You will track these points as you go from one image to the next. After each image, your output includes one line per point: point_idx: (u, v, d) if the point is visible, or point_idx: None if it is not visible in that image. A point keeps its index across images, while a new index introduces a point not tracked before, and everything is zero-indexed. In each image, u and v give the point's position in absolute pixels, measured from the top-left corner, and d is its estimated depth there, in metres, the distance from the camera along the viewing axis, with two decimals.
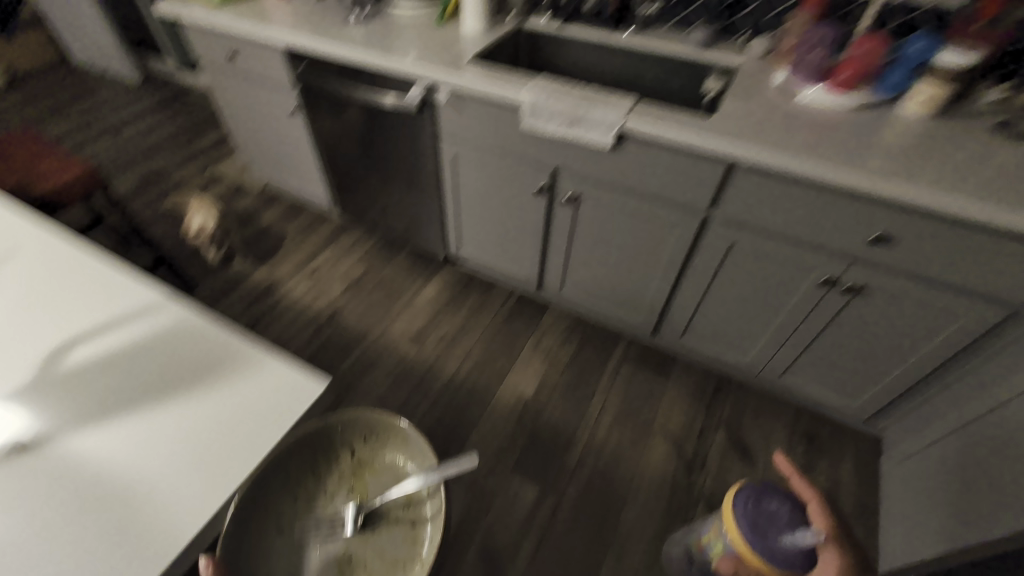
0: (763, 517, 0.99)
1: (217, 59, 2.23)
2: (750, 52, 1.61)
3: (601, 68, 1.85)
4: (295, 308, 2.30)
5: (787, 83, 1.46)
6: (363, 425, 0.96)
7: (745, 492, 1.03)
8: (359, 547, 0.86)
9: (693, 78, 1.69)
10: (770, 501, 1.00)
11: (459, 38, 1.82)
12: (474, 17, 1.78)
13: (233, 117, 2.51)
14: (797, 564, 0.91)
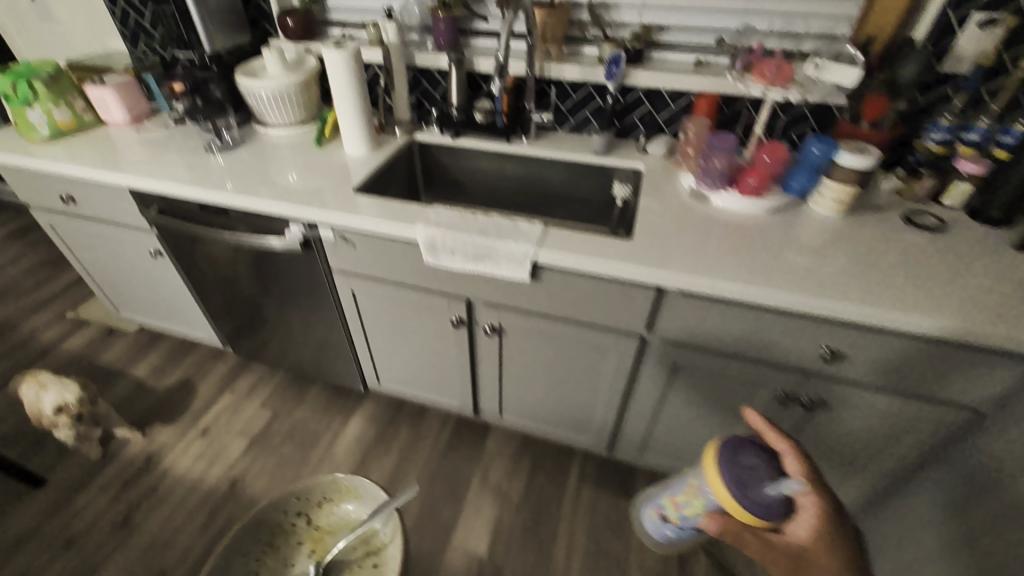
0: (747, 461, 0.82)
1: (45, 203, 1.84)
2: (653, 152, 1.59)
3: (505, 175, 1.77)
4: (180, 489, 1.86)
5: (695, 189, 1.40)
6: (324, 488, 1.57)
7: (725, 442, 0.86)
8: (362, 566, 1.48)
9: (602, 182, 1.66)
10: (747, 453, 0.83)
11: (344, 161, 1.63)
12: (359, 139, 1.62)
13: (82, 262, 2.08)
14: (775, 515, 0.77)
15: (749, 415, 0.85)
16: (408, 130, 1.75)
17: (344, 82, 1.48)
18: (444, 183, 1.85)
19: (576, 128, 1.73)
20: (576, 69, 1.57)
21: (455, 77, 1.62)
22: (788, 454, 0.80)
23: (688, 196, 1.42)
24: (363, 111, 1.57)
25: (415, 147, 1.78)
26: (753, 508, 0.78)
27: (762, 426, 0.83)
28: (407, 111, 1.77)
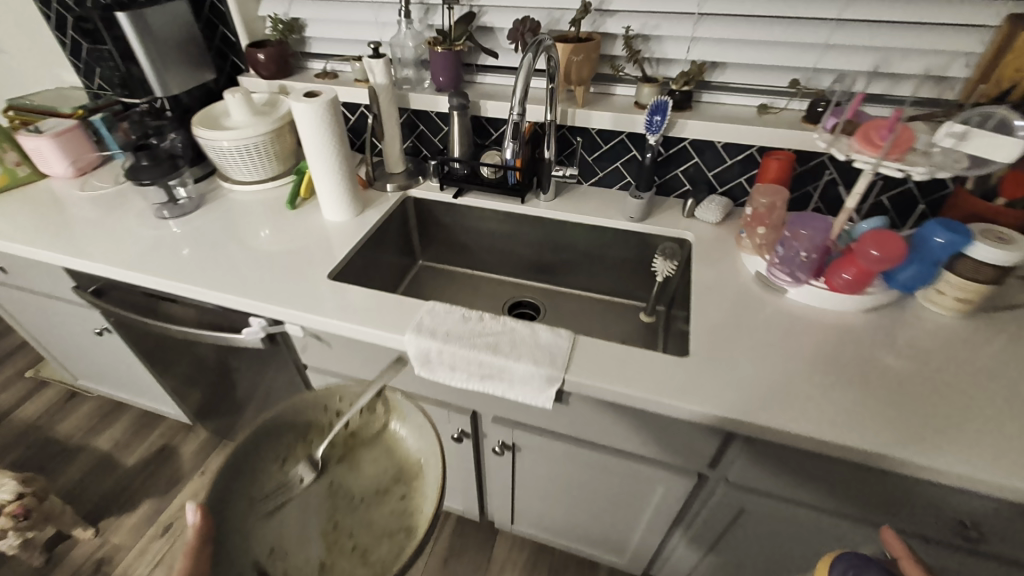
0: (868, 573, 0.56)
1: None
2: (702, 218, 1.29)
3: (518, 239, 1.47)
4: None
5: (766, 277, 1.09)
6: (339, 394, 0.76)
7: (843, 552, 0.58)
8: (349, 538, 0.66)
9: (638, 250, 1.36)
10: (873, 572, 0.55)
11: (322, 228, 1.33)
12: (339, 202, 1.32)
13: (29, 328, 1.80)
14: None
15: (887, 536, 0.67)
16: (401, 185, 1.45)
17: (320, 137, 1.19)
18: (445, 243, 1.56)
19: (603, 182, 1.43)
20: (607, 116, 1.27)
21: (457, 125, 1.32)
22: (903, 561, 0.64)
23: (753, 281, 1.12)
24: (344, 169, 1.27)
25: (410, 203, 1.48)
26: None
27: (902, 553, 0.64)
28: (400, 161, 1.47)
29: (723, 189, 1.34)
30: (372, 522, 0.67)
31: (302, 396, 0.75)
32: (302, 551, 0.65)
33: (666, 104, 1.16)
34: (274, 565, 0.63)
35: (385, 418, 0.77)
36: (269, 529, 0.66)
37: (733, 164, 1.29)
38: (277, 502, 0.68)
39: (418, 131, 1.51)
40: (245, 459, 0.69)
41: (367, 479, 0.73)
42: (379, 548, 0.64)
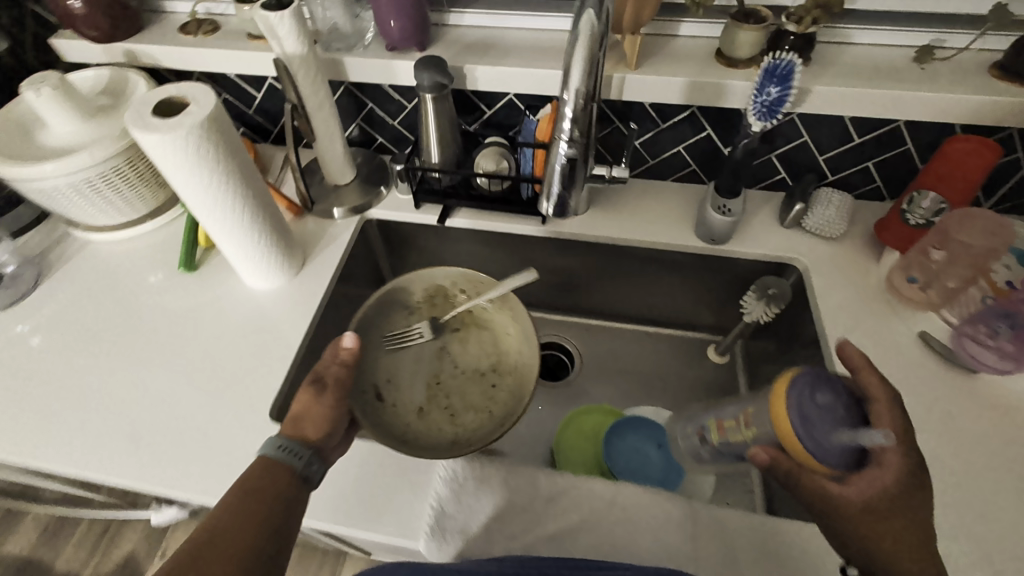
0: (818, 401, 0.52)
1: None
2: (814, 228, 0.88)
3: (536, 265, 1.04)
4: None
5: (957, 354, 0.72)
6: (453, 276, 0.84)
7: (803, 368, 0.55)
8: (445, 381, 0.85)
9: (714, 275, 0.95)
10: (827, 390, 0.53)
11: (244, 307, 0.84)
12: (263, 267, 0.81)
13: None
14: (836, 462, 0.52)
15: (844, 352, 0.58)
16: (356, 205, 0.95)
17: (204, 188, 0.65)
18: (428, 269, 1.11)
19: (655, 172, 0.97)
20: (678, 84, 0.78)
21: (432, 112, 0.80)
22: (879, 402, 0.55)
23: (916, 348, 0.76)
24: (263, 222, 0.75)
25: (373, 228, 0.99)
26: (815, 450, 0.52)
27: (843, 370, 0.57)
28: (348, 167, 0.95)
29: (834, 176, 0.92)
30: (467, 393, 0.83)
31: (407, 276, 0.84)
32: (407, 394, 0.83)
33: (792, 71, 0.69)
34: (388, 386, 0.82)
35: (494, 309, 0.86)
36: (394, 364, 0.84)
37: (860, 143, 0.86)
38: (399, 343, 0.85)
39: (366, 110, 0.98)
40: (373, 319, 0.83)
41: (472, 361, 0.86)
42: (469, 418, 0.81)
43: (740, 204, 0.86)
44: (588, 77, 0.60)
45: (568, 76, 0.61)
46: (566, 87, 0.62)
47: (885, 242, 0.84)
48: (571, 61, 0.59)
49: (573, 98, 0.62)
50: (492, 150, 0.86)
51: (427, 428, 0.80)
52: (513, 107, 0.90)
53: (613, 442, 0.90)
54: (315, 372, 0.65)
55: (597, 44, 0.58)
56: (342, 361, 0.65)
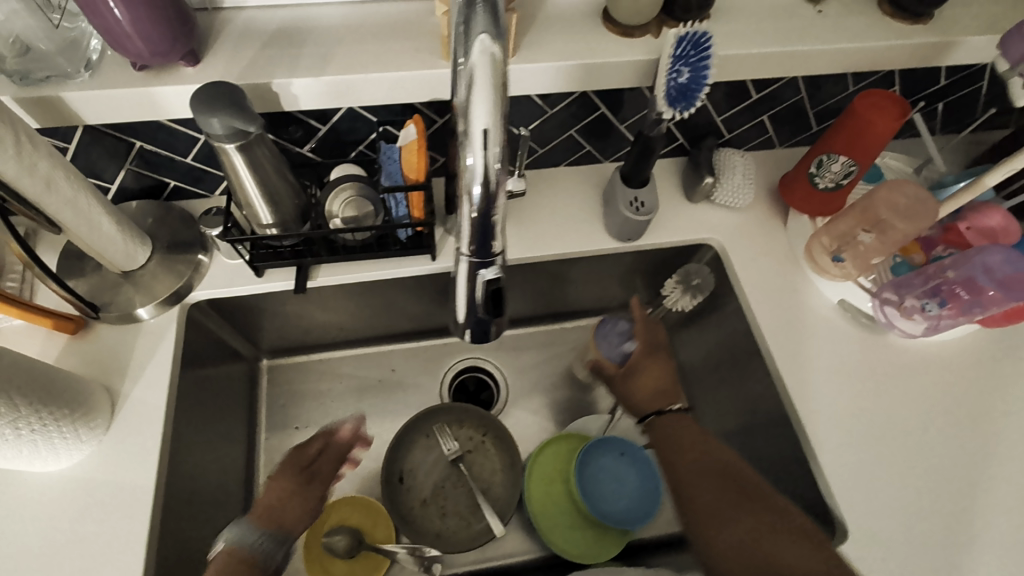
0: (619, 326, 0.82)
1: None
2: (724, 200, 0.80)
3: (431, 295, 0.86)
4: None
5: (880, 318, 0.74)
6: (484, 416, 0.88)
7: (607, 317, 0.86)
8: (441, 495, 0.85)
9: (631, 265, 0.87)
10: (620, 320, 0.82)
11: (41, 507, 0.58)
12: (60, 451, 0.56)
13: None
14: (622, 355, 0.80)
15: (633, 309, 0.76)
16: (171, 293, 0.68)
17: None
18: (297, 326, 0.87)
19: (548, 161, 0.81)
20: (570, 68, 0.61)
21: (238, 157, 0.55)
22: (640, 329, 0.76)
23: (837, 315, 0.76)
24: (23, 410, 0.49)
25: (202, 309, 0.74)
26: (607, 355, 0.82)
27: (639, 315, 0.76)
28: (134, 246, 0.65)
29: (731, 135, 0.82)
30: (458, 509, 0.84)
31: (449, 404, 0.88)
32: (419, 487, 0.85)
33: (707, 44, 0.57)
34: (401, 479, 0.85)
35: (501, 449, 0.87)
36: (416, 454, 0.87)
37: (758, 99, 0.77)
38: (424, 440, 0.87)
39: (133, 149, 0.66)
40: (411, 424, 0.86)
41: (479, 474, 0.86)
42: (455, 522, 0.84)
43: (652, 195, 0.75)
44: (500, 112, 0.34)
45: (466, 114, 0.35)
46: (466, 132, 0.35)
47: (790, 206, 0.80)
48: (466, 92, 0.34)
49: (484, 147, 0.35)
50: (347, 191, 0.65)
51: (421, 516, 0.83)
52: (356, 118, 0.65)
53: (583, 473, 0.83)
54: (298, 463, 0.69)
55: (504, 70, 0.33)
56: (319, 447, 0.71)
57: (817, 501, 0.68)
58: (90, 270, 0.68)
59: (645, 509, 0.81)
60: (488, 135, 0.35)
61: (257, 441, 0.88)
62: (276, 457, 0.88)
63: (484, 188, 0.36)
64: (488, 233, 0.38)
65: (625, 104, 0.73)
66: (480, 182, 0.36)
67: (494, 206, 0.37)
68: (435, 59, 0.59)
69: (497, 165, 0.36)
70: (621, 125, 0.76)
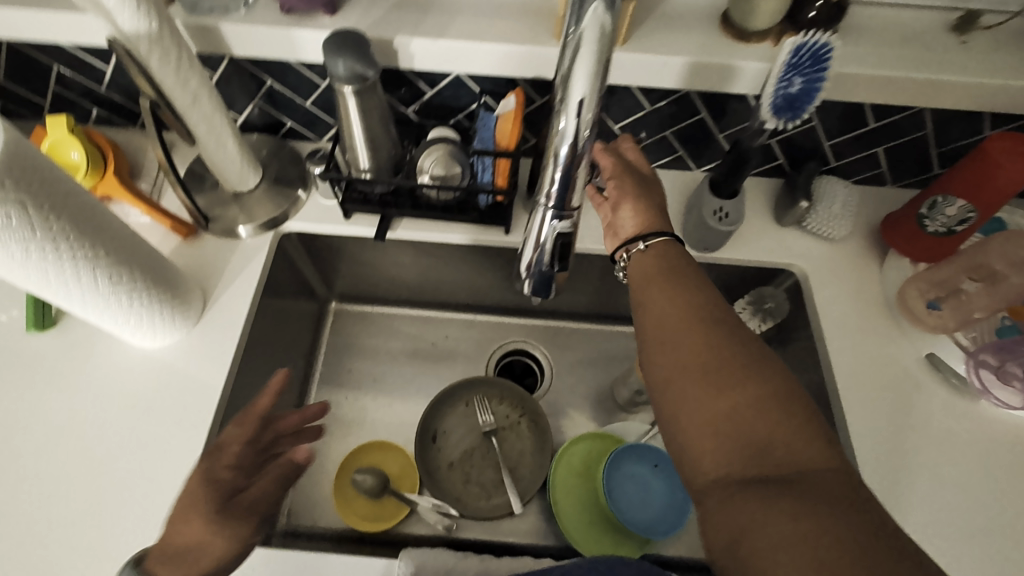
0: None
1: None
2: (815, 227, 0.76)
3: (495, 270, 0.89)
4: None
5: (974, 383, 0.67)
6: (524, 397, 0.89)
7: None
8: (467, 463, 0.87)
9: None
10: None
11: (131, 377, 0.66)
12: (156, 330, 0.64)
13: None
14: None
15: (654, 245, 0.55)
16: (270, 218, 0.75)
17: (22, 264, 0.47)
18: (369, 275, 0.93)
19: None
20: (677, 64, 0.60)
21: (351, 102, 0.59)
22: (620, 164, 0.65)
23: (923, 370, 0.70)
24: (135, 284, 0.56)
25: (292, 240, 0.81)
26: None
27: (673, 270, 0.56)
28: (248, 171, 0.73)
29: (837, 163, 0.78)
30: (482, 480, 0.86)
31: (492, 378, 0.90)
32: (449, 451, 0.88)
33: (826, 55, 0.55)
34: (434, 438, 0.87)
35: (534, 432, 0.88)
36: (452, 418, 0.89)
37: (874, 129, 0.72)
38: (462, 407, 0.89)
39: (264, 87, 0.73)
40: (454, 389, 0.89)
41: (507, 451, 0.88)
42: (476, 491, 0.85)
43: (739, 206, 0.72)
44: (597, 80, 0.36)
45: (564, 83, 0.36)
46: (562, 101, 0.37)
47: (890, 246, 0.74)
48: (570, 59, 0.35)
49: (579, 113, 0.37)
50: (438, 151, 0.68)
51: (445, 478, 0.86)
52: (461, 86, 0.69)
53: (612, 475, 0.81)
54: (217, 490, 0.50)
55: (609, 41, 0.35)
56: (230, 466, 0.52)
57: None
58: (208, 185, 0.76)
59: (668, 526, 0.79)
60: (583, 103, 0.36)
61: (313, 374, 0.94)
62: (326, 392, 0.93)
63: (571, 149, 0.38)
64: (571, 188, 0.39)
65: (726, 113, 0.71)
66: (569, 145, 0.38)
67: (578, 170, 0.39)
68: (547, 37, 0.61)
69: (587, 132, 0.38)
70: (719, 133, 0.74)
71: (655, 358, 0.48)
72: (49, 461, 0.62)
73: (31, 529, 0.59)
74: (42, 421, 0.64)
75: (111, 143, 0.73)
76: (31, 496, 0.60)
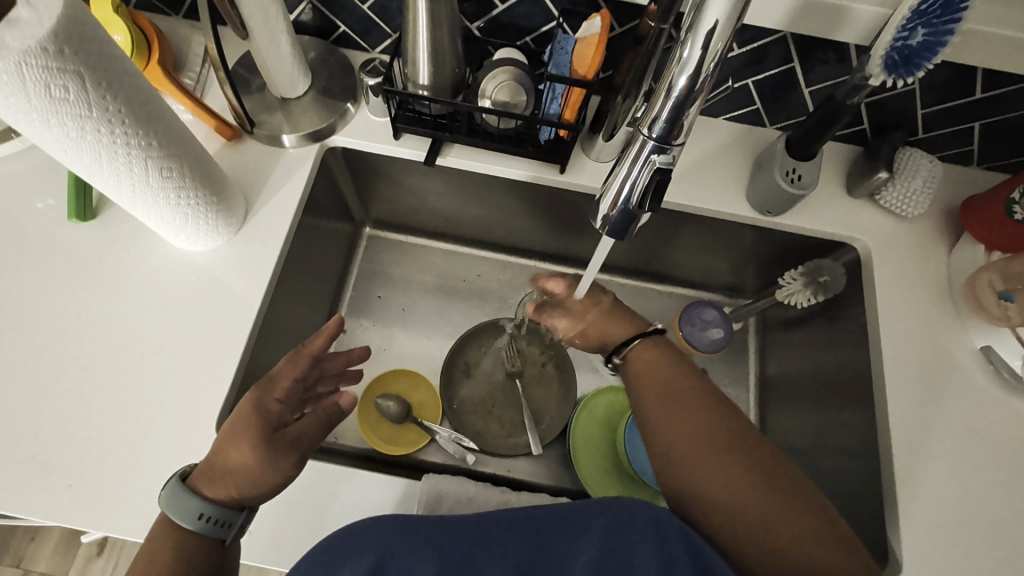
0: (706, 313, 0.82)
1: None
2: (887, 201, 0.72)
3: (540, 211, 0.85)
4: None
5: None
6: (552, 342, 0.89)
7: (696, 301, 0.83)
8: (489, 400, 0.88)
9: (755, 243, 0.80)
10: (711, 310, 0.82)
11: (171, 278, 0.65)
12: (198, 234, 0.62)
13: None
14: (702, 341, 0.81)
15: (638, 346, 0.61)
16: (315, 129, 0.71)
17: (74, 144, 0.45)
18: (407, 202, 0.90)
19: (708, 108, 0.75)
20: (784, 0, 0.54)
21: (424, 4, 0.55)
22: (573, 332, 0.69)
23: (975, 362, 0.67)
24: (186, 183, 0.54)
25: (336, 156, 0.77)
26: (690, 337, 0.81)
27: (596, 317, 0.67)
28: (298, 76, 0.69)
29: (925, 135, 0.72)
30: (502, 417, 0.87)
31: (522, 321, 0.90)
32: (472, 386, 0.88)
33: (962, 6, 0.48)
34: (459, 372, 0.88)
35: (558, 377, 0.89)
36: (479, 355, 0.89)
37: (978, 100, 0.66)
38: (489, 345, 0.89)
39: None
40: (483, 326, 0.89)
41: (531, 392, 0.88)
42: (495, 428, 0.86)
43: (814, 170, 0.68)
44: (738, 4, 0.32)
45: (698, 4, 0.33)
46: (691, 24, 0.33)
47: (966, 230, 0.70)
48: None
49: (706, 42, 0.33)
50: (503, 75, 0.63)
51: (468, 412, 0.86)
52: (536, 4, 0.63)
53: (633, 427, 0.81)
54: (265, 420, 0.52)
55: None
56: (280, 400, 0.55)
57: (878, 533, 0.63)
58: (254, 87, 0.72)
59: None
60: (713, 32, 0.33)
61: (342, 298, 0.93)
62: (355, 316, 0.92)
63: (690, 80, 0.34)
64: (680, 122, 0.35)
65: (819, 65, 0.65)
66: (688, 77, 0.34)
67: (690, 106, 0.35)
68: None
69: (712, 65, 0.34)
70: (804, 88, 0.68)
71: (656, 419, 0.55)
72: (90, 350, 0.62)
73: (73, 411, 0.59)
74: (84, 310, 0.63)
75: (156, 29, 0.69)
76: (72, 380, 0.60)
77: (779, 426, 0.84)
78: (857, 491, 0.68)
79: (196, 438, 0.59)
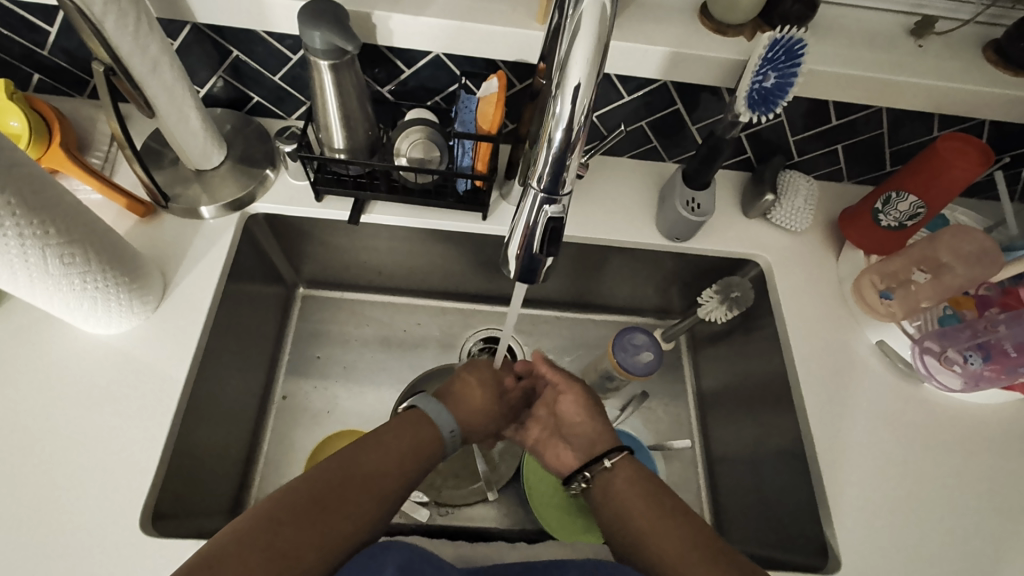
0: (637, 337, 0.85)
1: None
2: (777, 218, 0.79)
3: (469, 255, 0.88)
4: None
5: (921, 368, 0.71)
6: None
7: (626, 328, 0.86)
8: None
9: (673, 267, 0.86)
10: (641, 334, 0.85)
11: (84, 366, 0.62)
12: (111, 316, 0.60)
13: None
14: (636, 367, 0.84)
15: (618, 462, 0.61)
16: (233, 199, 0.71)
17: None
18: (337, 259, 0.90)
19: (612, 149, 0.81)
20: (656, 54, 0.61)
21: (329, 77, 0.58)
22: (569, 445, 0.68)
23: (873, 355, 0.74)
24: (92, 265, 0.53)
25: (259, 222, 0.77)
26: (624, 364, 0.84)
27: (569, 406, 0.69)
28: (212, 148, 0.69)
29: (800, 158, 0.81)
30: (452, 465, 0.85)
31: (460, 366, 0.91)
32: None
33: (800, 52, 0.57)
34: None
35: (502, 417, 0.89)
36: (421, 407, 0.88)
37: (835, 126, 0.76)
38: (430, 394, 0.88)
39: (228, 58, 0.69)
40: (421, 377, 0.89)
41: None
42: (447, 479, 0.84)
43: (710, 197, 0.75)
44: (596, 66, 0.36)
45: (562, 68, 0.37)
46: (558, 84, 0.37)
47: (846, 238, 0.79)
48: (568, 42, 0.36)
49: (574, 98, 0.37)
50: (416, 134, 0.67)
51: None
52: (439, 67, 0.67)
53: None
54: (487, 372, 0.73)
55: (608, 26, 0.35)
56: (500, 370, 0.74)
57: (816, 529, 0.67)
58: (166, 162, 0.72)
59: None
60: (578, 91, 0.37)
61: (278, 362, 0.91)
62: (294, 380, 0.90)
63: (567, 133, 0.38)
64: (564, 170, 0.39)
65: (700, 105, 0.73)
66: (563, 131, 0.38)
67: (571, 154, 0.39)
68: (529, 20, 0.60)
69: (583, 118, 0.38)
70: (691, 125, 0.76)
71: (633, 530, 0.55)
72: None
73: None
74: None
75: (57, 113, 0.67)
76: None
77: (720, 437, 0.88)
78: (793, 490, 0.72)
79: (120, 536, 0.55)
